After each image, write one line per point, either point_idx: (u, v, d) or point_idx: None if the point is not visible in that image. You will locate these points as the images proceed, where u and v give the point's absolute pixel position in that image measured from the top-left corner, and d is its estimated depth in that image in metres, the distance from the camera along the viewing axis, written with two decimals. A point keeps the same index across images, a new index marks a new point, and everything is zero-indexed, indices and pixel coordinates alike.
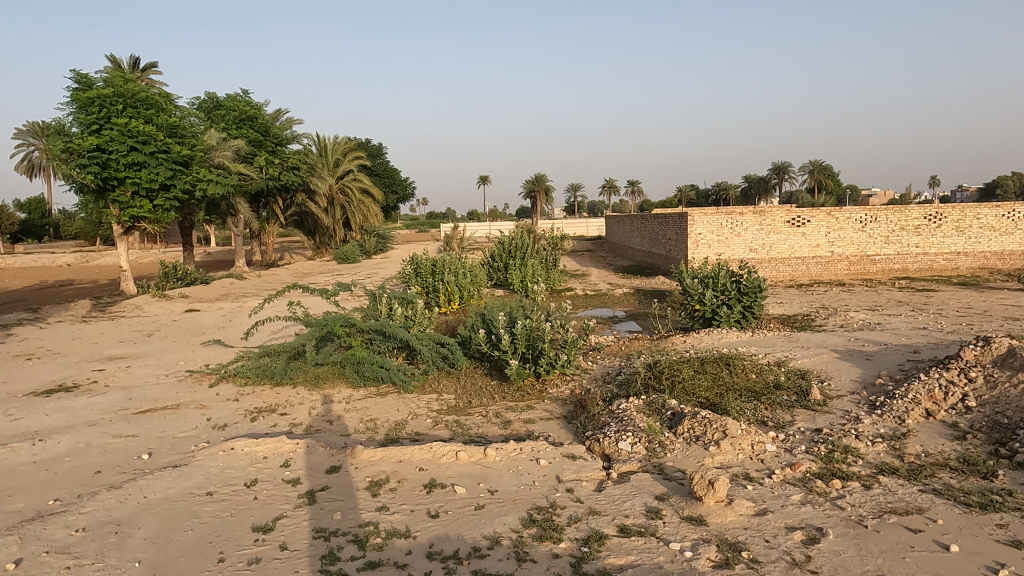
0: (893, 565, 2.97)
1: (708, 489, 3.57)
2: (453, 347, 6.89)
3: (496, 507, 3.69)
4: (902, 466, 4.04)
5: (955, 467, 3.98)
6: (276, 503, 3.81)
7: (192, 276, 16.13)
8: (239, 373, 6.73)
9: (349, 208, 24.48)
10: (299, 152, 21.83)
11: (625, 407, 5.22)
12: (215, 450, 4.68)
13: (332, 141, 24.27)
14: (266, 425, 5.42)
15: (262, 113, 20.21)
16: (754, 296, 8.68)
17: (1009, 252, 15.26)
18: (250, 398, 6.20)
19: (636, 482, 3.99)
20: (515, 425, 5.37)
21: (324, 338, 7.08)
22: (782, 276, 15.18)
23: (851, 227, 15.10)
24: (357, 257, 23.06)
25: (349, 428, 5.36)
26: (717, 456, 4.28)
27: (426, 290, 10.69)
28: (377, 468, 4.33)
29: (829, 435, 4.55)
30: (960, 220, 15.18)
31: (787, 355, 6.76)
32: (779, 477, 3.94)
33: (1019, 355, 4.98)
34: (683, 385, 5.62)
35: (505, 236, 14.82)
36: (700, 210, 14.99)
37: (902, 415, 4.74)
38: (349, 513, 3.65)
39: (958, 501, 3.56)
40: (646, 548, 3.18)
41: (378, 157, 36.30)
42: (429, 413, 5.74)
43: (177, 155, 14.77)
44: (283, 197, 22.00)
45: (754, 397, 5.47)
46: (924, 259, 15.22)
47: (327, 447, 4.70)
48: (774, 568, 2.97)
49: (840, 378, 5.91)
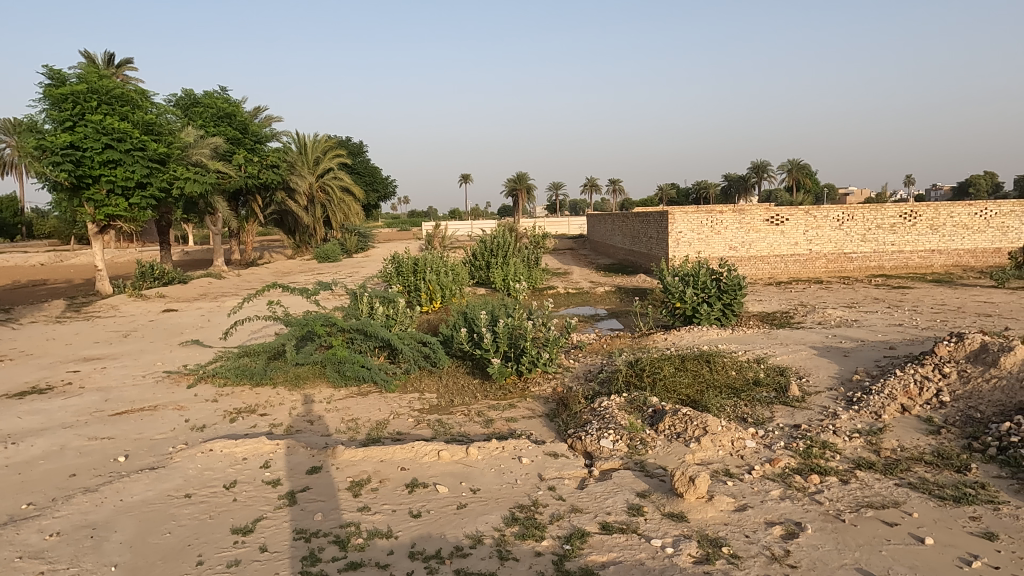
0: (869, 557, 3.02)
1: (689, 485, 3.59)
2: (435, 346, 6.87)
3: (479, 506, 3.69)
4: (879, 461, 4.10)
5: (930, 460, 4.06)
6: (257, 504, 3.77)
7: (169, 275, 15.88)
8: (219, 374, 6.66)
9: (329, 206, 24.26)
10: (279, 150, 21.62)
11: (607, 405, 5.23)
12: (194, 452, 4.62)
13: (312, 139, 23.94)
14: (246, 425, 5.36)
15: (241, 110, 20.10)
16: (734, 294, 8.76)
17: (981, 250, 15.54)
18: (229, 399, 6.12)
19: (617, 479, 4.01)
20: (497, 423, 5.37)
21: (304, 337, 7.01)
22: (762, 274, 15.34)
23: (829, 225, 15.31)
24: (338, 256, 22.91)
25: (330, 428, 5.32)
26: (698, 452, 4.32)
27: (408, 288, 10.65)
28: (359, 467, 4.30)
29: (808, 431, 4.61)
30: (934, 219, 15.42)
31: (766, 353, 6.81)
32: (760, 473, 3.99)
33: (991, 352, 5.09)
34: (665, 382, 5.67)
35: (486, 235, 14.79)
36: (681, 209, 15.09)
37: (879, 410, 4.82)
38: (330, 513, 3.62)
39: (933, 493, 3.62)
40: (628, 544, 3.20)
41: (359, 155, 36.00)
42: (411, 412, 5.74)
43: (154, 153, 14.55)
44: (262, 195, 21.76)
45: (734, 394, 5.53)
46: (899, 256, 15.48)
47: (308, 447, 4.66)
48: (753, 563, 3.00)
49: (817, 374, 5.99)
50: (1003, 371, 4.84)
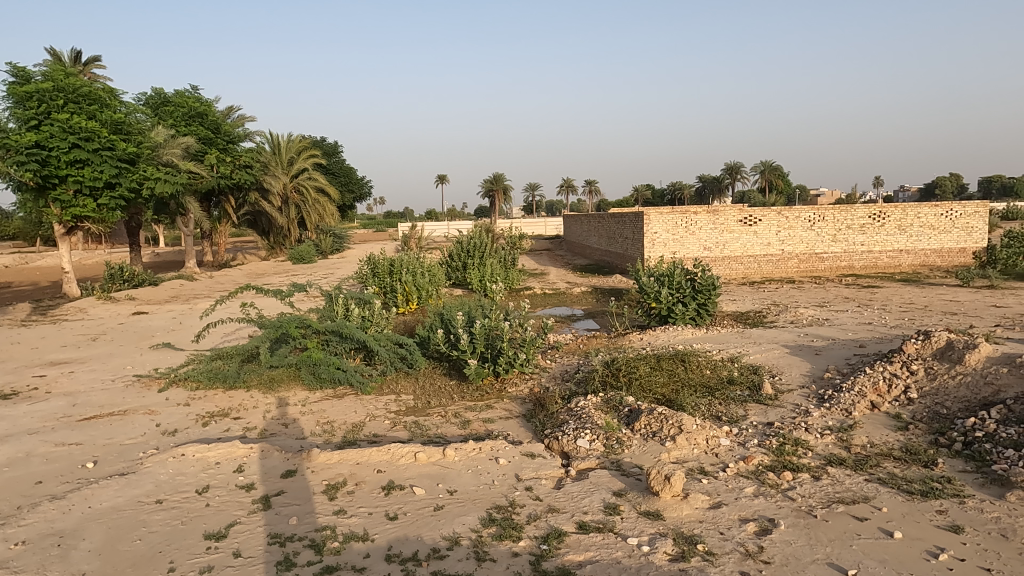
0: (840, 552, 3.07)
1: (664, 484, 3.62)
2: (411, 347, 6.83)
3: (456, 508, 3.67)
4: (850, 457, 4.17)
5: (898, 456, 4.14)
6: (231, 509, 3.72)
7: (139, 277, 15.57)
8: (191, 377, 6.56)
9: (304, 207, 24.00)
10: (251, 150, 21.36)
11: (584, 405, 5.26)
12: (165, 456, 4.54)
13: (286, 139, 23.64)
14: (219, 429, 5.29)
15: (213, 110, 19.85)
16: (708, 293, 8.84)
17: (947, 250, 15.87)
18: (202, 403, 6.02)
19: (594, 479, 4.03)
20: (474, 424, 5.36)
21: (279, 339, 6.91)
22: (735, 273, 15.54)
23: (800, 226, 15.57)
24: (313, 257, 22.67)
25: (305, 431, 5.27)
26: (674, 451, 4.36)
27: (384, 289, 10.58)
28: (334, 470, 4.26)
29: (781, 429, 4.68)
30: (902, 219, 15.73)
31: (741, 352, 6.90)
32: (734, 471, 4.04)
33: (957, 349, 5.22)
34: (640, 381, 5.71)
35: (463, 235, 14.75)
36: (656, 209, 15.21)
37: (849, 407, 4.91)
38: (305, 517, 3.58)
39: (901, 488, 3.71)
40: (605, 543, 3.21)
41: (334, 155, 35.71)
42: (387, 414, 5.71)
43: (123, 152, 14.27)
44: (235, 196, 21.49)
45: (709, 393, 5.59)
46: (868, 256, 15.78)
47: (282, 451, 4.61)
48: (727, 559, 3.04)
49: (790, 373, 6.08)
50: (968, 368, 4.98)
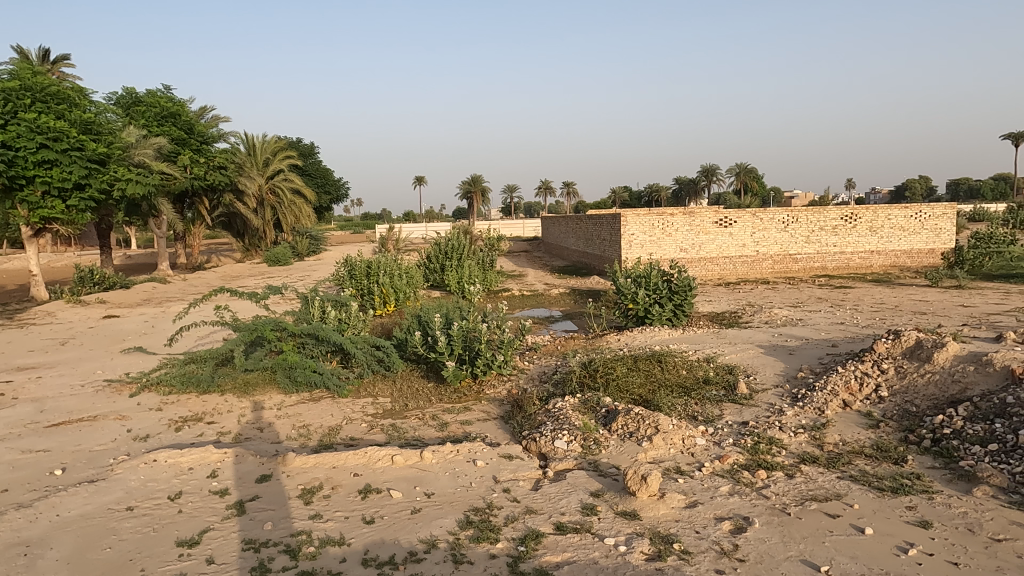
0: (814, 549, 3.12)
1: (641, 483, 3.65)
2: (388, 350, 6.80)
3: (433, 510, 3.66)
4: (823, 455, 4.24)
5: (870, 454, 4.21)
6: (203, 515, 3.67)
7: (110, 279, 15.28)
8: (163, 382, 6.45)
9: (280, 209, 23.71)
10: (226, 151, 21.10)
11: (561, 406, 5.27)
12: (136, 462, 4.46)
13: (261, 140, 23.39)
14: (192, 434, 5.21)
15: (186, 110, 19.61)
16: (685, 294, 8.93)
17: (917, 251, 16.19)
18: (175, 407, 5.92)
19: (572, 479, 4.04)
20: (452, 427, 5.35)
21: (253, 343, 6.81)
22: (711, 274, 15.71)
23: (775, 228, 15.79)
24: (290, 259, 22.41)
25: (281, 435, 5.21)
26: (651, 450, 4.40)
27: (361, 291, 10.51)
28: (310, 475, 4.22)
29: (756, 428, 4.74)
30: (873, 221, 16.01)
31: (716, 352, 6.97)
32: (709, 470, 4.08)
33: (926, 348, 5.33)
34: (618, 382, 5.74)
35: (441, 236, 14.72)
36: (633, 211, 15.30)
37: (822, 406, 4.99)
38: (281, 522, 3.54)
39: (872, 485, 3.77)
40: (582, 544, 3.23)
41: (310, 157, 35.43)
42: (364, 417, 5.67)
43: (93, 153, 14.03)
44: (209, 198, 21.21)
45: (685, 393, 5.64)
46: (841, 257, 16.05)
47: (257, 455, 4.56)
48: (703, 558, 3.06)
49: (764, 372, 6.15)
50: (936, 366, 5.09)
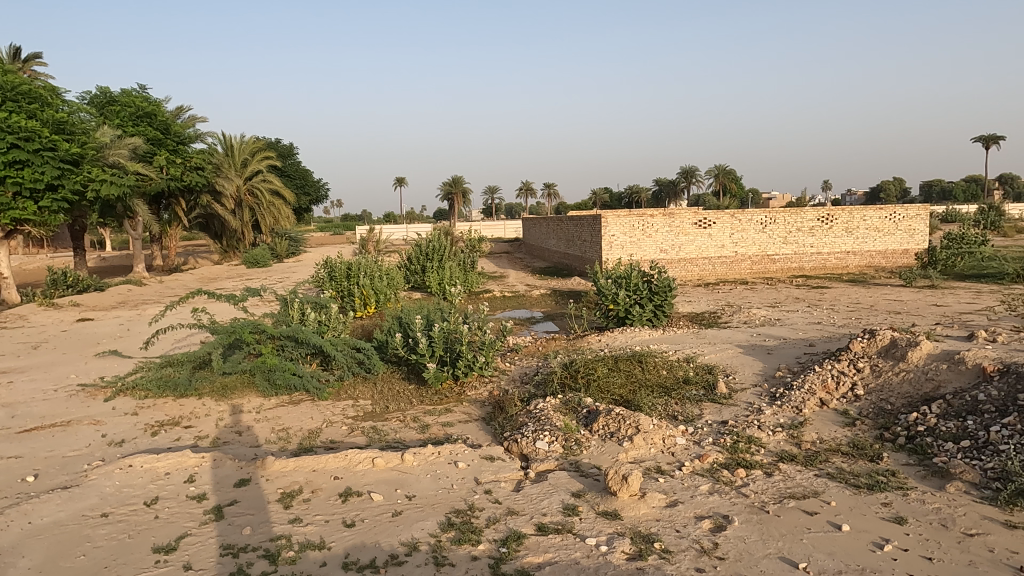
0: (792, 546, 3.15)
1: (622, 483, 3.67)
2: (369, 352, 6.76)
3: (414, 512, 3.65)
4: (800, 453, 4.29)
5: (846, 451, 4.27)
6: (181, 521, 3.61)
7: (84, 282, 15.00)
8: (139, 386, 6.35)
9: (258, 210, 23.46)
10: (203, 152, 20.85)
11: (543, 406, 5.28)
12: (111, 468, 4.38)
13: (239, 140, 23.15)
14: (169, 438, 5.14)
15: (161, 110, 19.36)
16: (665, 295, 8.99)
17: (891, 251, 16.46)
18: (151, 412, 5.83)
19: (553, 480, 4.05)
20: (433, 428, 5.33)
21: (232, 345, 6.73)
22: (691, 275, 15.84)
23: (753, 229, 15.96)
24: (269, 261, 22.19)
25: (259, 438, 5.16)
26: (632, 450, 4.42)
27: (341, 293, 10.43)
28: (290, 478, 4.18)
29: (735, 427, 4.79)
30: (849, 222, 16.25)
31: (696, 352, 7.03)
32: (689, 470, 4.11)
33: (901, 347, 5.43)
34: (599, 382, 5.76)
35: (421, 238, 14.68)
36: (613, 213, 15.36)
37: (800, 404, 5.06)
38: (260, 527, 3.51)
39: (849, 482, 3.83)
40: (563, 545, 3.23)
41: (289, 158, 35.13)
42: (345, 420, 5.63)
43: (66, 153, 13.79)
44: (185, 199, 20.93)
45: (665, 392, 5.68)
46: (818, 258, 16.26)
47: (235, 459, 4.51)
48: (684, 556, 3.09)
49: (743, 372, 6.22)
50: (911, 365, 5.18)
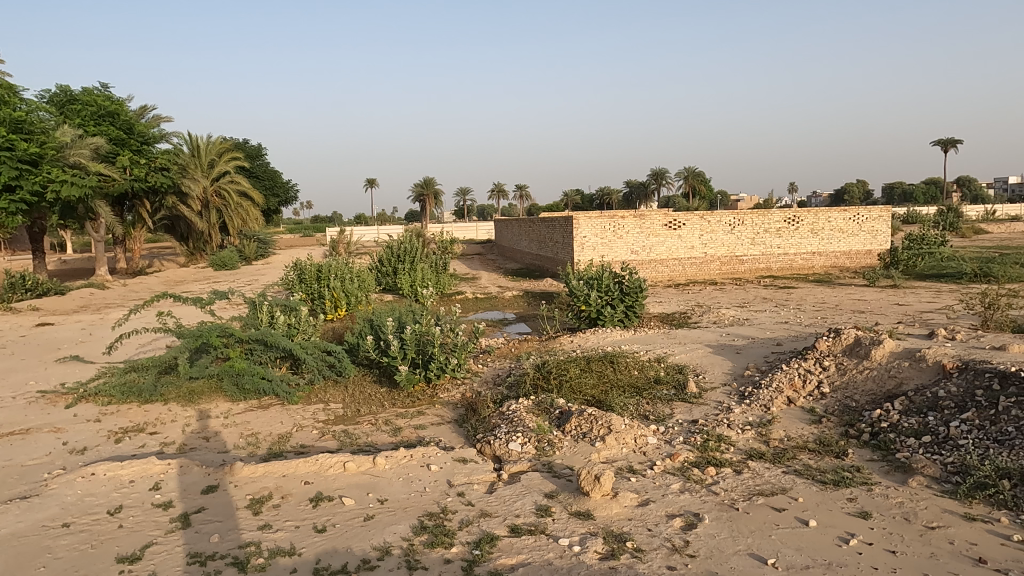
0: (760, 542, 3.21)
1: (594, 483, 3.69)
2: (340, 355, 6.69)
3: (386, 516, 3.62)
4: (768, 451, 4.36)
5: (813, 448, 4.36)
6: (146, 529, 3.53)
7: (44, 285, 14.58)
8: (102, 392, 6.19)
9: (226, 212, 23.07)
10: (168, 152, 20.42)
11: (515, 408, 5.28)
12: (72, 477, 4.26)
13: (205, 141, 22.73)
14: (134, 445, 5.02)
15: (125, 109, 18.91)
16: (636, 296, 9.08)
17: (855, 252, 16.84)
18: (114, 419, 5.69)
19: (526, 481, 4.05)
20: (405, 431, 5.30)
21: (199, 349, 6.60)
22: (661, 276, 16.00)
23: (721, 230, 16.19)
24: (237, 263, 21.83)
25: (228, 444, 5.07)
26: (604, 450, 4.45)
27: (311, 296, 10.32)
28: (259, 484, 4.11)
29: (705, 426, 4.84)
30: (814, 223, 16.59)
31: (666, 352, 7.11)
32: (660, 469, 4.15)
33: (865, 345, 5.56)
34: (571, 383, 5.78)
35: (393, 239, 14.59)
36: (585, 214, 15.44)
37: (768, 403, 5.14)
38: (228, 534, 3.45)
39: (815, 478, 3.90)
40: (536, 545, 3.24)
41: (257, 159, 34.62)
42: (315, 424, 5.56)
43: (24, 153, 13.42)
44: (150, 200, 20.48)
45: (637, 392, 5.73)
46: (785, 258, 16.56)
47: (203, 466, 4.42)
48: (656, 555, 3.11)
49: (713, 371, 6.30)
50: (874, 363, 5.31)
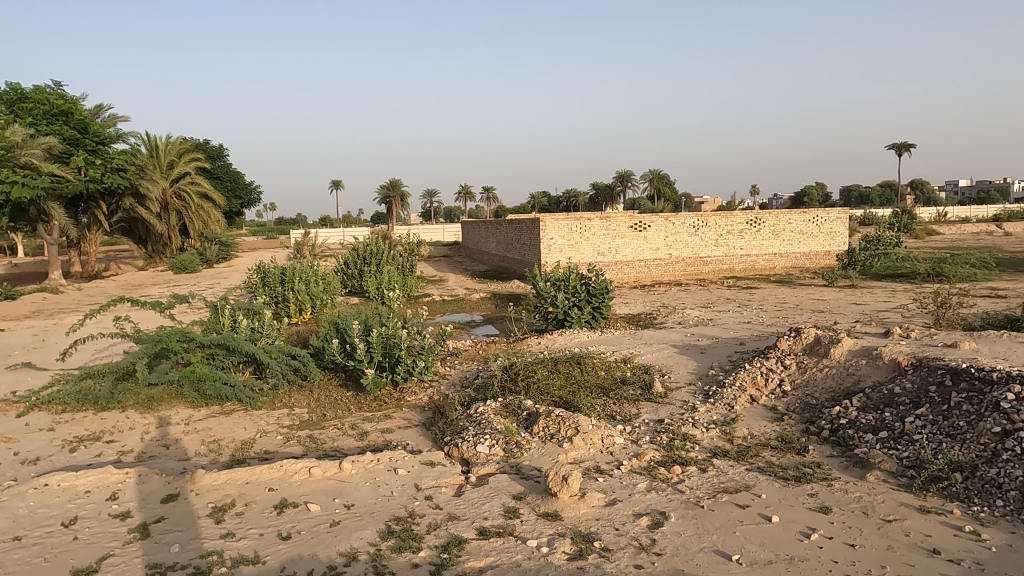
0: (725, 539, 3.26)
1: (562, 484, 3.70)
2: (305, 359, 6.60)
3: (353, 522, 3.58)
4: (732, 449, 4.44)
5: (775, 445, 4.44)
6: (102, 541, 3.43)
7: None
8: (56, 400, 5.99)
9: (186, 214, 22.55)
10: (125, 153, 19.87)
11: (483, 410, 5.28)
12: (24, 488, 4.11)
13: (165, 141, 22.18)
14: (89, 455, 4.87)
15: (79, 108, 18.32)
16: (602, 297, 9.15)
17: (815, 253, 17.25)
18: (69, 427, 5.51)
19: (494, 483, 4.05)
20: (372, 435, 5.25)
21: (158, 355, 6.43)
22: (627, 277, 16.15)
23: (686, 232, 16.43)
24: (197, 266, 21.37)
25: (189, 451, 4.95)
26: (571, 451, 4.47)
27: (275, 299, 10.16)
28: (221, 492, 4.03)
29: (671, 425, 4.90)
30: (775, 225, 16.94)
31: (633, 352, 7.18)
32: (627, 468, 4.18)
33: (824, 344, 5.70)
34: (538, 385, 5.79)
35: (359, 242, 14.44)
36: (551, 216, 15.50)
37: (731, 402, 5.23)
38: (189, 543, 3.36)
39: (778, 475, 3.98)
40: (505, 548, 3.23)
41: (219, 160, 33.94)
42: (280, 429, 5.47)
43: None
44: (106, 202, 19.90)
45: (603, 393, 5.78)
46: (747, 259, 16.88)
47: (163, 474, 4.31)
48: (623, 554, 3.14)
49: (678, 371, 6.38)
50: (833, 361, 5.44)
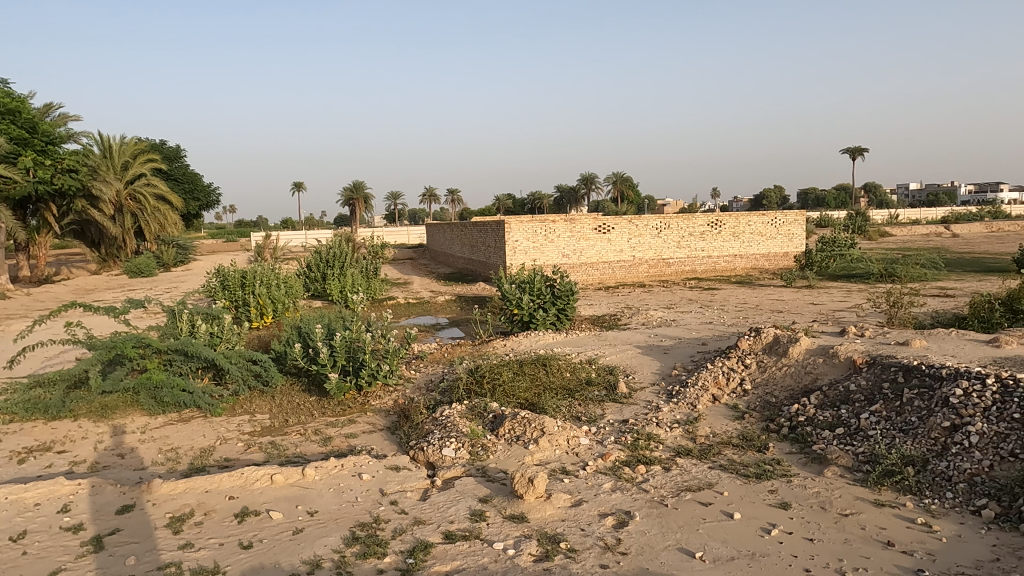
0: (689, 536, 3.30)
1: (528, 486, 3.71)
2: (266, 364, 6.47)
3: (316, 529, 3.52)
4: (695, 447, 4.51)
5: (736, 443, 4.53)
6: (53, 555, 3.31)
7: None
8: (3, 410, 5.76)
9: (141, 216, 21.94)
10: (77, 153, 19.24)
11: (448, 413, 5.26)
12: None
13: (118, 141, 21.54)
14: (39, 466, 4.69)
15: (27, 106, 17.67)
16: (567, 299, 9.20)
17: (773, 254, 17.65)
18: (17, 438, 5.30)
19: (460, 486, 4.04)
20: (336, 440, 5.18)
21: (112, 362, 6.23)
22: (592, 279, 16.27)
23: (649, 234, 16.63)
24: (154, 270, 20.81)
25: (145, 461, 4.81)
26: (537, 453, 4.48)
27: (235, 303, 9.95)
28: (180, 501, 3.93)
29: (635, 425, 4.95)
30: (736, 227, 17.28)
31: (597, 353, 7.23)
32: (592, 469, 4.21)
33: (783, 343, 5.83)
34: (504, 387, 5.79)
35: (321, 244, 14.26)
36: (516, 219, 15.53)
37: (694, 401, 5.31)
38: (145, 555, 3.27)
39: (739, 472, 4.06)
40: (471, 551, 3.22)
41: (176, 160, 33.12)
42: (241, 436, 5.36)
43: None
44: (57, 203, 19.23)
45: (569, 394, 5.81)
46: (708, 261, 17.18)
47: (117, 484, 4.18)
48: (588, 554, 3.16)
49: (642, 372, 6.45)
50: (792, 359, 5.57)
